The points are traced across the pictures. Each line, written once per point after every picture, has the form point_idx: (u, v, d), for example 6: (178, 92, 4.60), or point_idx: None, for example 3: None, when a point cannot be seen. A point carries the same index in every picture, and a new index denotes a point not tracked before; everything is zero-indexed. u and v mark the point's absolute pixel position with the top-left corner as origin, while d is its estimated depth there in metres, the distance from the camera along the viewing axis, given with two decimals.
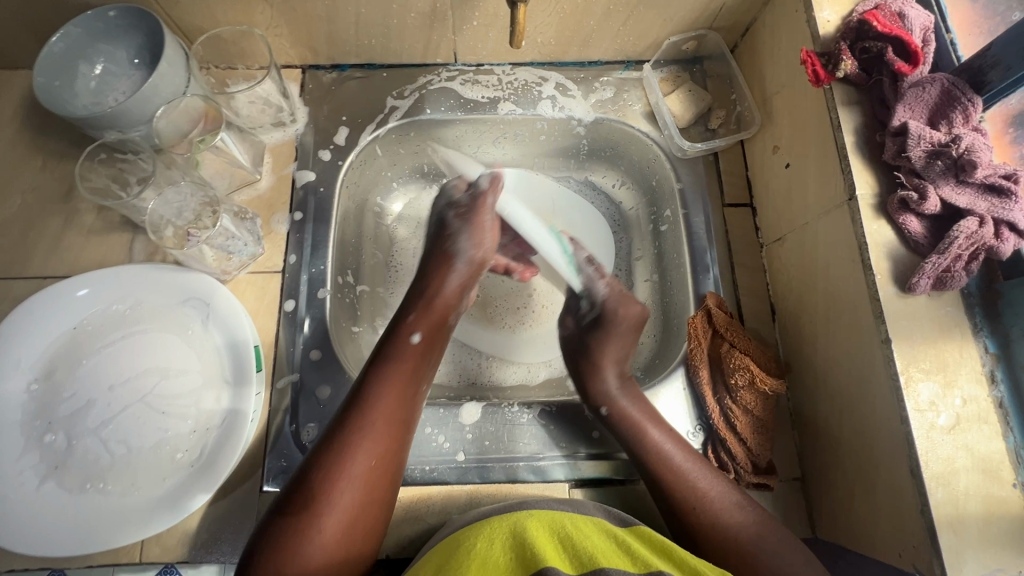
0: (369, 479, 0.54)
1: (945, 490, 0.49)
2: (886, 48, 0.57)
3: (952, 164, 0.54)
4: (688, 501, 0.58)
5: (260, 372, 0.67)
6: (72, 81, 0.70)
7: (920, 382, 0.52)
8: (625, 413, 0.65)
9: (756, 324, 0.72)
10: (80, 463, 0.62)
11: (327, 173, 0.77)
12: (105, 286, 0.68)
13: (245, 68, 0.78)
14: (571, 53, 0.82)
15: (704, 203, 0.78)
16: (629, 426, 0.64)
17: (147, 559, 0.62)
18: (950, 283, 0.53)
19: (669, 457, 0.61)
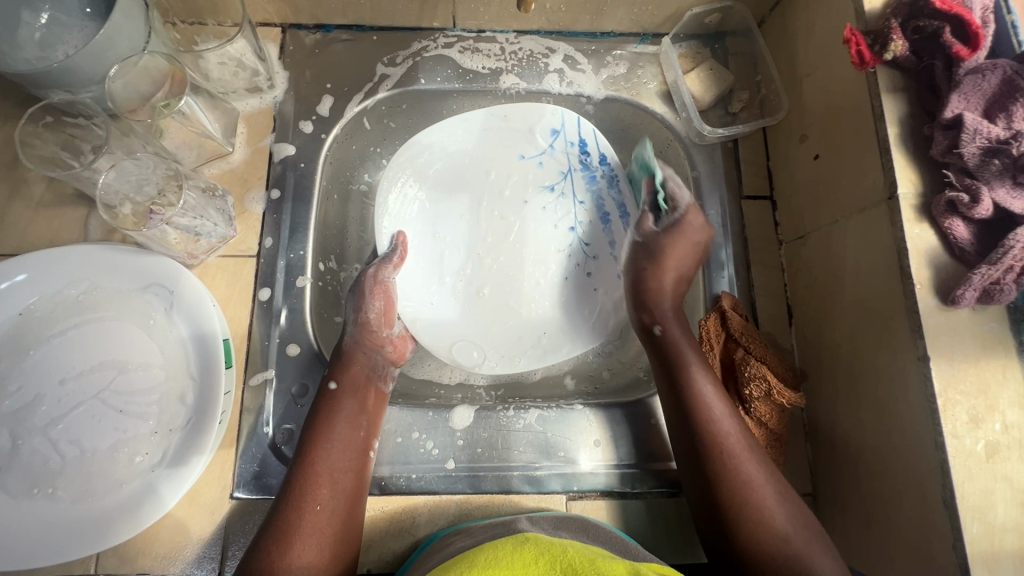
0: (325, 532, 0.50)
1: (979, 524, 0.45)
2: (943, 28, 0.51)
3: (1010, 164, 0.48)
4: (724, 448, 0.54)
5: (231, 368, 0.60)
6: (13, 31, 0.62)
7: (958, 405, 0.47)
8: (674, 338, 0.61)
9: (771, 328, 0.67)
10: (26, 466, 0.56)
11: (309, 148, 0.70)
12: (55, 268, 0.61)
13: (216, 24, 0.69)
14: (582, 21, 0.74)
15: (720, 194, 0.72)
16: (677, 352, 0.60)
17: (103, 570, 0.57)
18: (998, 297, 0.48)
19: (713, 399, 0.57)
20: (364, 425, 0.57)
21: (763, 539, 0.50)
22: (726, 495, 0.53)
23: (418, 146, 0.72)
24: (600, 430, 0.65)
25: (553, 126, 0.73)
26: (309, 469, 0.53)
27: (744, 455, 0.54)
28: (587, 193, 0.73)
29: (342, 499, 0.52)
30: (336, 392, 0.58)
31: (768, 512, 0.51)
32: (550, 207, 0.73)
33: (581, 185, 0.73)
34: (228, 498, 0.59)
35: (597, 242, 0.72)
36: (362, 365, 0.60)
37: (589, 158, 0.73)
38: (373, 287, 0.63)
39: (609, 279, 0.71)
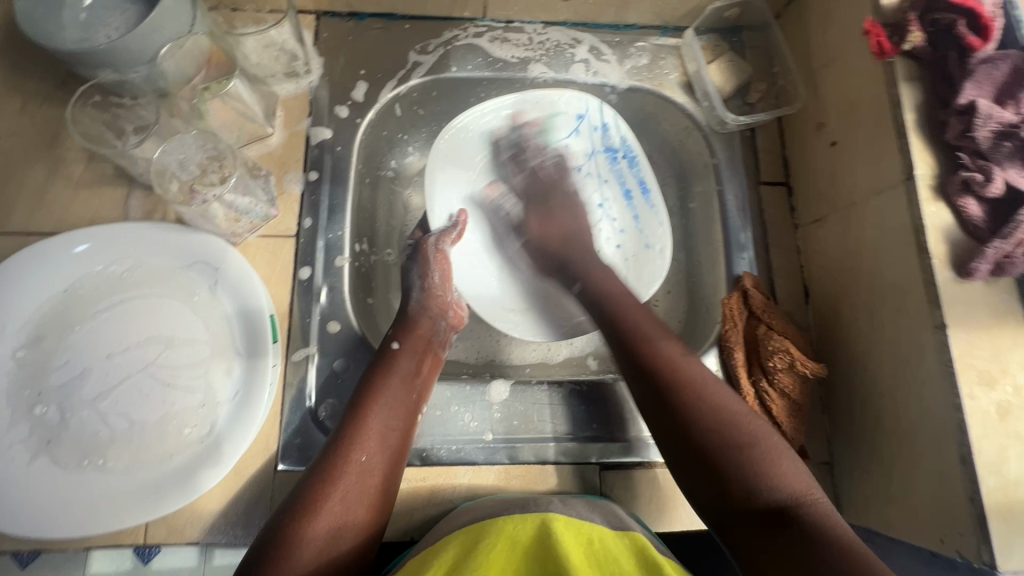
0: (366, 482, 0.52)
1: (996, 479, 0.49)
2: (958, 21, 0.55)
3: (1021, 146, 0.52)
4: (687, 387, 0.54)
5: (276, 343, 0.62)
6: (58, 10, 0.62)
7: (974, 370, 0.51)
8: (631, 320, 0.61)
9: (789, 307, 0.71)
10: (76, 437, 0.57)
11: (344, 132, 0.72)
12: (101, 244, 0.62)
13: (255, 11, 0.71)
14: (608, 13, 0.77)
15: (739, 179, 0.75)
16: (635, 333, 0.59)
17: (151, 541, 0.58)
18: (1009, 269, 0.52)
19: (682, 363, 0.56)
20: (417, 388, 0.60)
21: (713, 433, 0.51)
22: (677, 396, 0.54)
23: (455, 129, 0.75)
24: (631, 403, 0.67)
25: (575, 111, 0.77)
26: (362, 423, 0.55)
27: (658, 334, 0.59)
28: (610, 171, 0.78)
29: (386, 454, 0.55)
30: (395, 353, 0.61)
31: (714, 406, 0.53)
32: (578, 188, 0.78)
33: (606, 164, 0.78)
34: (273, 470, 0.61)
35: (623, 219, 0.77)
36: (425, 328, 0.64)
37: (612, 142, 0.78)
38: (434, 255, 0.67)
39: (636, 254, 0.75)
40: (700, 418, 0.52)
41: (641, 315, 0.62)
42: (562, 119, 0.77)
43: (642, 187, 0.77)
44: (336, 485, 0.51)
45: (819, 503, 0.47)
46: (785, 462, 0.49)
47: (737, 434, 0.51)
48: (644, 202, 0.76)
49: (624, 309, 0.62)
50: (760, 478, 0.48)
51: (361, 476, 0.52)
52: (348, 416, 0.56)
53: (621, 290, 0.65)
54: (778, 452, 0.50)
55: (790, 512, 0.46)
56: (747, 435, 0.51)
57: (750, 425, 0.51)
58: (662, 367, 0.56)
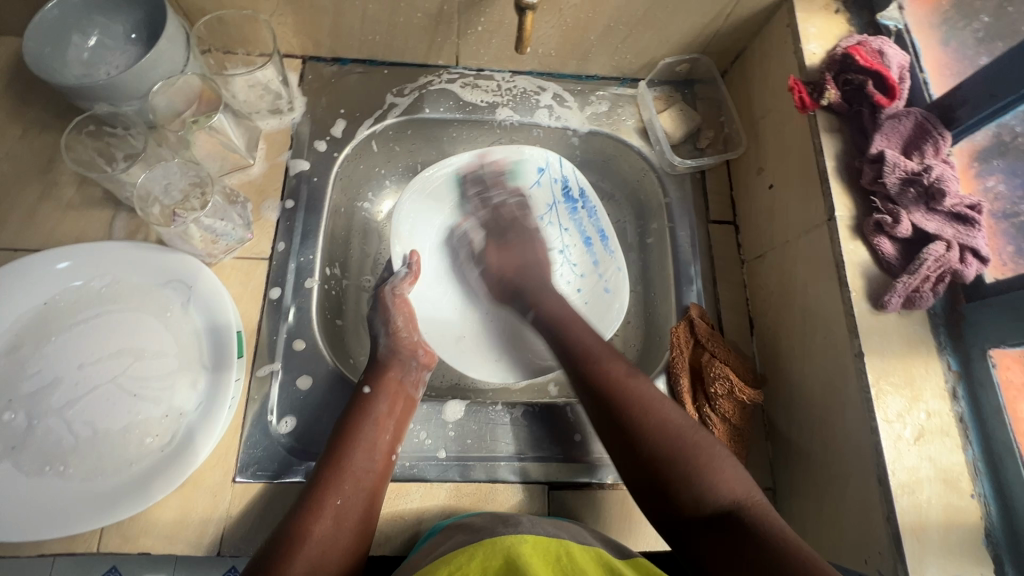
0: (345, 524, 0.55)
1: (909, 499, 0.52)
2: (867, 82, 0.62)
3: (923, 192, 0.57)
4: (612, 381, 0.58)
5: (241, 358, 0.65)
6: (63, 50, 0.68)
7: (890, 395, 0.55)
8: (580, 344, 0.63)
9: (735, 336, 0.74)
10: (40, 444, 0.59)
11: (321, 164, 0.77)
12: (85, 261, 0.66)
13: (246, 53, 0.78)
14: (570, 65, 0.84)
15: (690, 217, 0.80)
16: (553, 322, 0.68)
17: (104, 550, 0.59)
18: (918, 302, 0.57)
19: (613, 372, 0.59)
20: (391, 428, 0.62)
21: (664, 449, 0.52)
22: (604, 382, 0.58)
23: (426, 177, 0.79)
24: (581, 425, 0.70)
25: (540, 165, 0.82)
26: (338, 463, 0.58)
27: (601, 351, 0.62)
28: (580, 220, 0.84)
29: (362, 493, 0.57)
30: (368, 397, 0.64)
31: (669, 430, 0.54)
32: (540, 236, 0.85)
33: (565, 214, 0.85)
34: (230, 482, 0.63)
35: (583, 265, 0.84)
36: (396, 371, 0.67)
37: (570, 192, 0.83)
38: (392, 301, 0.71)
39: (596, 296, 0.81)
40: (653, 437, 0.53)
41: (585, 333, 0.65)
42: (521, 172, 0.83)
43: (601, 234, 0.82)
44: (319, 522, 0.53)
45: (758, 504, 0.48)
46: (724, 468, 0.51)
47: (682, 444, 0.52)
48: (603, 248, 0.82)
49: (606, 366, 0.60)
50: (706, 483, 0.50)
51: (339, 517, 0.55)
52: (326, 457, 0.59)
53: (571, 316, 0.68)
54: (722, 464, 0.51)
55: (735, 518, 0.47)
56: (696, 449, 0.52)
57: (690, 435, 0.53)
58: (610, 381, 0.58)
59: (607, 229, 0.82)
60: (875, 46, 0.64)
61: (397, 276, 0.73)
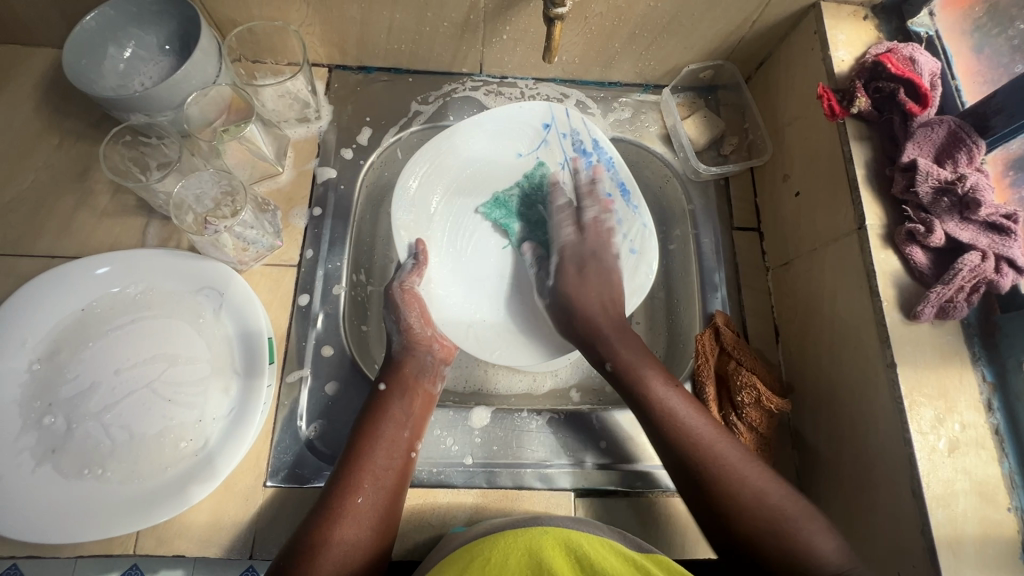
0: (365, 524, 0.55)
1: (945, 511, 0.51)
2: (898, 90, 0.61)
3: (957, 201, 0.57)
4: (719, 473, 0.56)
5: (272, 364, 0.66)
6: (99, 62, 0.70)
7: (923, 406, 0.54)
8: (630, 364, 0.65)
9: (760, 344, 0.74)
10: (79, 447, 0.61)
11: (348, 172, 0.78)
12: (120, 268, 0.67)
13: (274, 63, 0.79)
14: (594, 72, 0.84)
15: (713, 224, 0.80)
16: (631, 378, 0.64)
17: (140, 552, 0.60)
18: (952, 313, 0.56)
19: (689, 423, 0.59)
20: (409, 426, 0.63)
21: (754, 517, 0.53)
22: (711, 475, 0.56)
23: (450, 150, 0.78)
24: (606, 433, 0.70)
25: (545, 120, 0.80)
26: (357, 463, 0.58)
27: (653, 375, 0.63)
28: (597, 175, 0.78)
29: (383, 491, 0.57)
30: (384, 394, 0.64)
31: (760, 494, 0.54)
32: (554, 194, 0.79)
33: (579, 170, 0.79)
34: (261, 486, 0.64)
35: (606, 227, 0.77)
36: (412, 367, 0.67)
37: (583, 145, 0.79)
38: (401, 298, 0.70)
39: (625, 261, 0.76)
40: (743, 508, 0.54)
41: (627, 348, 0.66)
42: (527, 129, 0.80)
43: (621, 188, 0.78)
44: (338, 521, 0.54)
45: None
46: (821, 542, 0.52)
47: (775, 516, 0.53)
48: (626, 204, 0.77)
49: (647, 380, 0.63)
50: (798, 547, 0.52)
51: (359, 517, 0.55)
52: (347, 457, 0.59)
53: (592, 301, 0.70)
54: (808, 522, 0.53)
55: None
56: (784, 513, 0.53)
57: (784, 508, 0.54)
58: (701, 451, 0.57)
59: (628, 184, 0.77)
60: (906, 53, 0.64)
61: (404, 269, 0.72)
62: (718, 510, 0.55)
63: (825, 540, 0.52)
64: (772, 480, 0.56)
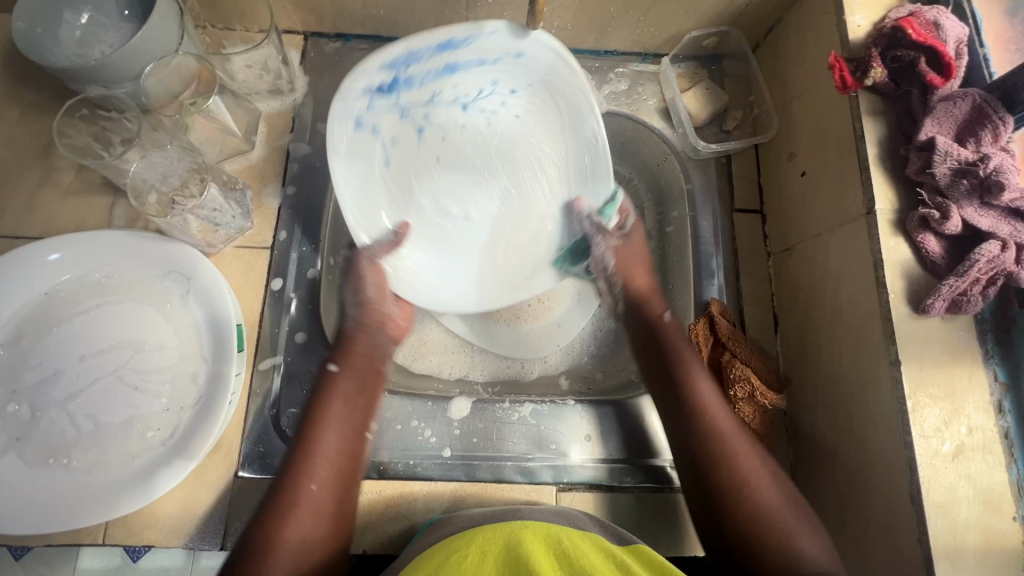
0: (320, 514, 0.52)
1: (944, 520, 0.48)
2: (919, 58, 0.56)
3: (977, 184, 0.52)
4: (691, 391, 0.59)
5: (242, 352, 0.63)
6: (55, 29, 0.65)
7: (928, 408, 0.50)
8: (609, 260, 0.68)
9: (757, 334, 0.70)
10: (44, 436, 0.59)
11: (324, 148, 0.74)
12: (82, 250, 0.64)
13: (244, 30, 0.74)
14: (588, 39, 0.78)
15: (713, 205, 0.74)
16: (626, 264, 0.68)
17: (110, 541, 0.59)
18: (966, 307, 0.52)
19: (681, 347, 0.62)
20: (361, 406, 0.59)
21: (752, 522, 0.52)
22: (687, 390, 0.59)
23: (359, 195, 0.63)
24: (591, 426, 0.68)
25: (352, 116, 0.62)
26: (303, 452, 0.54)
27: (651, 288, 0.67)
28: (467, 58, 0.64)
29: (336, 481, 0.54)
30: (335, 375, 0.60)
31: (769, 505, 0.52)
32: (465, 121, 0.69)
33: (413, 93, 0.64)
34: (233, 476, 0.62)
35: (507, 88, 0.67)
36: (364, 345, 0.62)
37: (417, 60, 0.62)
38: (367, 268, 0.63)
39: (546, 94, 0.67)
40: (748, 518, 0.52)
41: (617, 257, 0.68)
42: (380, 113, 0.64)
43: (438, 48, 0.62)
44: (292, 512, 0.51)
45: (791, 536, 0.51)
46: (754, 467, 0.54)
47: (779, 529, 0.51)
48: (507, 55, 0.64)
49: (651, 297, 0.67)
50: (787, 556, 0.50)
51: (315, 509, 0.52)
52: (293, 445, 0.55)
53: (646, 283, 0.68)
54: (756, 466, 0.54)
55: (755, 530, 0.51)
56: (785, 528, 0.51)
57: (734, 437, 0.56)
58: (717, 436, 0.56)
59: (458, 57, 0.63)
60: (930, 17, 0.57)
61: (380, 240, 0.64)
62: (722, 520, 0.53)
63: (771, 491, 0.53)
64: (776, 488, 0.53)
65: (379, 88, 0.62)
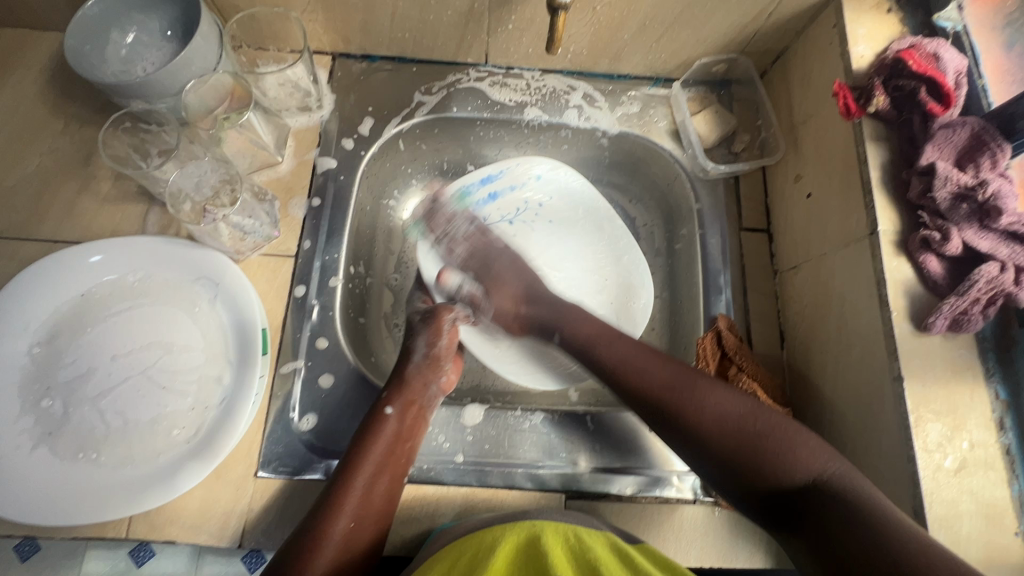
0: (353, 547, 0.55)
1: (947, 533, 0.49)
2: (919, 88, 0.58)
3: (976, 208, 0.54)
4: (650, 387, 0.59)
5: (266, 355, 0.66)
6: (101, 46, 0.70)
7: (930, 423, 0.52)
8: (574, 331, 0.68)
9: (764, 350, 0.72)
10: (75, 432, 0.61)
11: (348, 162, 0.77)
12: (118, 254, 0.67)
13: (277, 50, 0.78)
14: (602, 64, 0.82)
15: (721, 224, 0.77)
16: (574, 343, 0.67)
17: (131, 536, 0.61)
18: (966, 325, 0.53)
19: (613, 360, 0.63)
20: (405, 451, 0.62)
21: (712, 432, 0.54)
22: (636, 390, 0.60)
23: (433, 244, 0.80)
24: (601, 436, 0.69)
25: (427, 240, 0.79)
26: (346, 488, 0.57)
27: (594, 336, 0.66)
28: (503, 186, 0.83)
29: (372, 519, 0.57)
30: (386, 417, 0.62)
31: (717, 414, 0.55)
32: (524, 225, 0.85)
33: (471, 218, 0.82)
34: (252, 476, 0.64)
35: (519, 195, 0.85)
36: (418, 390, 0.65)
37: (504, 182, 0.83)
38: (447, 328, 0.70)
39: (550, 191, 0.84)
40: (698, 424, 0.55)
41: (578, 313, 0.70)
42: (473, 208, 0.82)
43: (480, 182, 0.82)
44: (328, 542, 0.53)
45: (841, 477, 0.49)
46: (798, 445, 0.51)
47: (744, 434, 0.53)
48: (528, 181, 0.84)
49: (597, 338, 0.65)
50: (771, 458, 0.51)
51: (348, 541, 0.55)
52: (337, 478, 0.58)
53: (595, 331, 0.66)
54: (795, 436, 0.52)
55: (818, 489, 0.48)
56: (825, 473, 0.49)
57: (737, 410, 0.55)
58: (625, 376, 0.61)
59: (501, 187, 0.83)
60: (930, 49, 0.60)
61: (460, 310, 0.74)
62: (692, 437, 0.55)
63: (804, 444, 0.51)
64: (808, 443, 0.52)
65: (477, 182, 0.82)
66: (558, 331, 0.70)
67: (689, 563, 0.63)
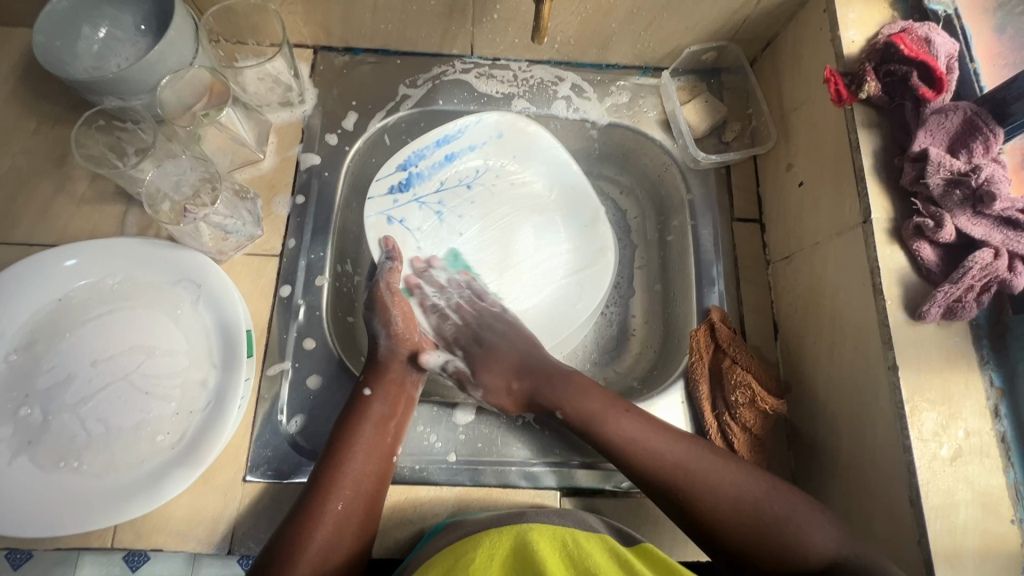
0: (347, 528, 0.54)
1: (944, 523, 0.49)
2: (910, 73, 0.58)
3: (970, 194, 0.54)
4: (675, 485, 0.56)
5: (251, 357, 0.64)
6: (73, 42, 0.67)
7: (926, 413, 0.51)
8: (580, 409, 0.63)
9: (757, 341, 0.71)
10: (55, 440, 0.60)
11: (333, 158, 0.76)
12: (95, 257, 0.65)
13: (256, 43, 0.76)
14: (590, 54, 0.80)
15: (713, 215, 0.76)
16: (584, 420, 0.62)
17: (118, 545, 0.59)
18: (960, 313, 0.53)
19: (632, 446, 0.59)
20: (390, 431, 0.61)
21: (736, 521, 0.54)
22: (666, 485, 0.57)
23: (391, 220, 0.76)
24: None
25: (382, 214, 0.75)
26: (336, 471, 0.56)
27: (603, 409, 0.62)
28: (467, 148, 0.80)
29: (362, 501, 0.56)
30: (367, 399, 0.61)
31: (736, 497, 0.55)
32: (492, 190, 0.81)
33: (426, 184, 0.79)
34: (241, 481, 0.62)
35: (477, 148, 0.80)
36: (396, 371, 0.64)
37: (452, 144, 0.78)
38: (393, 300, 0.67)
39: (506, 143, 0.81)
40: (726, 518, 0.54)
41: (569, 387, 0.64)
42: (425, 179, 0.78)
43: (435, 144, 0.78)
44: (319, 527, 0.53)
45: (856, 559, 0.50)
46: (810, 528, 0.53)
47: (760, 519, 0.53)
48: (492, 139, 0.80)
49: (604, 422, 0.61)
50: (792, 553, 0.52)
51: (341, 526, 0.54)
52: (326, 462, 0.57)
53: (600, 405, 0.62)
54: (806, 519, 0.53)
55: (835, 574, 0.50)
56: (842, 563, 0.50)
57: (757, 499, 0.55)
58: (675, 472, 0.57)
59: (456, 147, 0.79)
60: (922, 33, 0.59)
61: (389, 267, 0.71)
62: (705, 526, 0.55)
63: (817, 530, 0.52)
64: (824, 525, 0.53)
65: (428, 144, 0.77)
66: (559, 407, 0.64)
67: (685, 558, 0.62)
